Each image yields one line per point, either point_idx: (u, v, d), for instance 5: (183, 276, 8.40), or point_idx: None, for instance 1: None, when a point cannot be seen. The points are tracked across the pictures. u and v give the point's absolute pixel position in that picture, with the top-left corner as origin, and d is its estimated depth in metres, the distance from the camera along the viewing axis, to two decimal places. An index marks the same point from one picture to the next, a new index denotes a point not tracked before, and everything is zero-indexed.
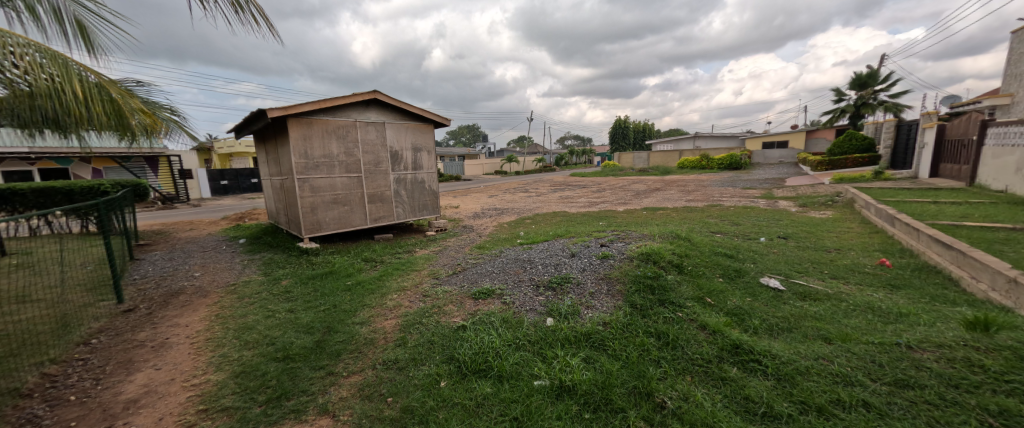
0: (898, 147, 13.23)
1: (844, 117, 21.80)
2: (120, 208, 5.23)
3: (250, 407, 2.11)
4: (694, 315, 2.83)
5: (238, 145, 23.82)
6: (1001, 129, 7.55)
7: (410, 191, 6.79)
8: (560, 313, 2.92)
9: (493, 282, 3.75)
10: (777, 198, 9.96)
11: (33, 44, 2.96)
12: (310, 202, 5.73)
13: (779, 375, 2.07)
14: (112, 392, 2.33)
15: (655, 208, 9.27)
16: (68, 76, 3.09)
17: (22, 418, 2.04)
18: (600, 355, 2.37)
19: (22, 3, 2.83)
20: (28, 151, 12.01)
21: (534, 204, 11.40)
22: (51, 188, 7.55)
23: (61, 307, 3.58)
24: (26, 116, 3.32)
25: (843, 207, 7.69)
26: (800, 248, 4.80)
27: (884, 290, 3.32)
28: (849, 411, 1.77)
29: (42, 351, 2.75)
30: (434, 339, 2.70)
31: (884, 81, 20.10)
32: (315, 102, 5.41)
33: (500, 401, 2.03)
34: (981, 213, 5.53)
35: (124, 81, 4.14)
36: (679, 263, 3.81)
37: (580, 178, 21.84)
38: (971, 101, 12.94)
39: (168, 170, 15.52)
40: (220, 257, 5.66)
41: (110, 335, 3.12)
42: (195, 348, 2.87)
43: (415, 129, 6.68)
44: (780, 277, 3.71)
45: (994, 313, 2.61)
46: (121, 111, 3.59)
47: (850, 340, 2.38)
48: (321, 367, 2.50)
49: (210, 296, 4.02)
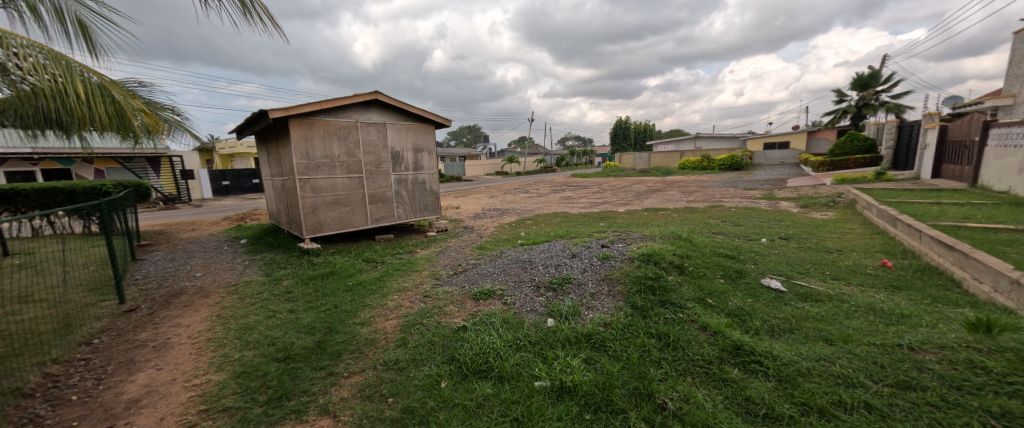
0: (900, 148, 13.18)
1: (846, 117, 21.74)
2: (122, 208, 5.25)
3: (251, 407, 2.11)
4: (695, 316, 2.82)
5: (240, 146, 23.92)
6: (1003, 129, 7.52)
7: (411, 192, 6.80)
8: (561, 314, 2.92)
9: (494, 282, 3.75)
10: (778, 198, 9.95)
11: (37, 45, 2.98)
12: (311, 203, 5.74)
13: (780, 377, 2.06)
14: (114, 392, 2.33)
15: (656, 209, 9.26)
16: (70, 77, 3.09)
17: (24, 418, 2.04)
18: (601, 356, 2.37)
19: (23, 3, 2.84)
20: (31, 151, 12.07)
21: (535, 205, 11.40)
22: (53, 188, 7.59)
23: (63, 307, 3.59)
24: (30, 117, 3.33)
25: (845, 208, 7.67)
26: (802, 249, 4.78)
27: (886, 292, 3.31)
28: (851, 413, 1.76)
29: (44, 351, 2.76)
30: (434, 339, 2.70)
31: (887, 81, 20.05)
32: (316, 102, 5.42)
33: (501, 402, 2.02)
34: (985, 214, 5.50)
35: (126, 82, 4.15)
36: (680, 264, 3.80)
37: (581, 179, 21.84)
38: (974, 102, 12.88)
39: (170, 171, 15.59)
40: (221, 258, 5.67)
41: (111, 335, 3.13)
42: (196, 348, 2.88)
43: (416, 130, 6.69)
44: (781, 278, 3.70)
45: (998, 315, 2.60)
46: (123, 112, 3.59)
47: (852, 341, 2.37)
48: (322, 367, 2.50)
49: (211, 297, 4.03)
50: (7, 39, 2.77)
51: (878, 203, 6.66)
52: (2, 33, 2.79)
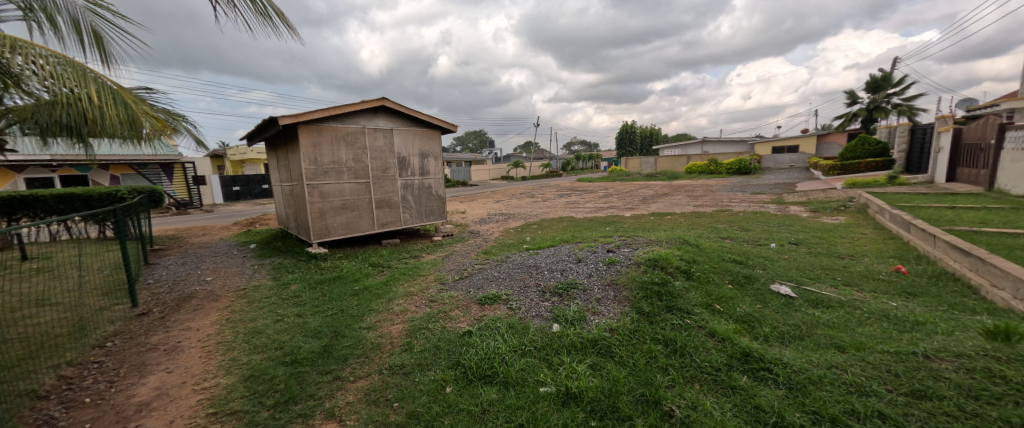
0: (914, 152, 12.92)
1: (857, 119, 21.48)
2: (136, 213, 5.35)
3: (258, 411, 2.13)
4: (703, 322, 2.79)
5: (251, 152, 24.34)
6: (1020, 132, 7.37)
7: (417, 197, 6.84)
8: (567, 319, 2.91)
9: (500, 287, 3.73)
10: (787, 203, 9.85)
11: (56, 54, 3.13)
12: (319, 208, 5.80)
13: (791, 384, 2.02)
14: (125, 394, 2.37)
15: (663, 213, 9.20)
16: (86, 85, 3.21)
17: (39, 420, 2.09)
18: (607, 362, 2.35)
19: (44, 16, 3.02)
20: (50, 158, 12.40)
21: (541, 209, 11.49)
22: (71, 194, 7.77)
23: (78, 311, 3.66)
24: (57, 120, 3.52)
25: (856, 213, 7.53)
26: (812, 255, 4.69)
27: (900, 298, 3.23)
28: (865, 422, 1.71)
29: (60, 353, 2.82)
30: (440, 344, 2.70)
31: (899, 83, 19.74)
32: (325, 109, 5.52)
33: (506, 408, 2.02)
34: (1001, 219, 5.40)
35: (135, 89, 4.32)
36: (687, 269, 3.78)
37: (587, 183, 21.94)
38: (990, 104, 12.61)
39: (183, 176, 16.00)
40: (232, 262, 5.76)
41: (124, 338, 3.19)
42: (205, 352, 2.91)
43: (423, 135, 6.75)
44: (791, 284, 3.64)
45: (1017, 322, 2.52)
46: (134, 118, 3.70)
47: (864, 348, 2.32)
48: (328, 371, 2.51)
49: (221, 300, 4.09)
50: (28, 49, 2.94)
51: (890, 208, 6.56)
52: (26, 43, 2.97)
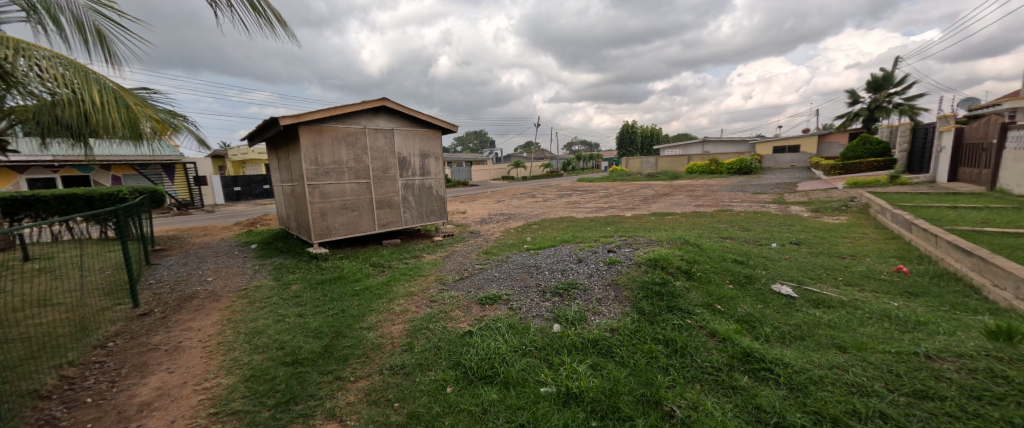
0: (915, 151, 12.89)
1: (858, 119, 21.43)
2: (137, 213, 5.36)
3: (258, 411, 2.13)
4: (704, 322, 2.78)
5: (252, 152, 24.37)
6: (1022, 131, 7.35)
7: (418, 197, 6.85)
8: (567, 319, 2.91)
9: (500, 288, 3.73)
10: (788, 203, 9.84)
11: (58, 55, 3.14)
12: (320, 208, 5.81)
13: (792, 385, 2.02)
14: (127, 394, 2.37)
15: (663, 213, 9.19)
16: (88, 86, 3.22)
17: (41, 420, 2.09)
18: (608, 362, 2.35)
19: (47, 17, 3.04)
20: (52, 159, 12.43)
21: (542, 209, 11.49)
22: (73, 194, 7.79)
23: (79, 311, 3.67)
24: (58, 121, 3.53)
25: (857, 213, 7.51)
26: (814, 254, 4.68)
27: (901, 298, 3.22)
28: (866, 422, 1.71)
29: (62, 353, 2.83)
30: (440, 344, 2.70)
31: (900, 82, 19.71)
32: (325, 109, 5.52)
33: (506, 408, 2.02)
34: (1003, 219, 5.39)
35: (136, 89, 4.33)
36: (688, 269, 3.77)
37: (588, 183, 21.90)
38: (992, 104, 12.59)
39: (184, 177, 16.05)
40: (232, 262, 5.77)
41: (125, 338, 3.20)
42: (206, 352, 2.92)
43: (423, 135, 6.75)
44: (792, 284, 3.63)
45: (1019, 322, 2.51)
46: (136, 120, 3.71)
47: (865, 348, 2.32)
48: (328, 371, 2.51)
49: (222, 300, 4.10)
50: (30, 50, 2.95)
51: (891, 208, 6.55)
52: (29, 45, 2.99)
